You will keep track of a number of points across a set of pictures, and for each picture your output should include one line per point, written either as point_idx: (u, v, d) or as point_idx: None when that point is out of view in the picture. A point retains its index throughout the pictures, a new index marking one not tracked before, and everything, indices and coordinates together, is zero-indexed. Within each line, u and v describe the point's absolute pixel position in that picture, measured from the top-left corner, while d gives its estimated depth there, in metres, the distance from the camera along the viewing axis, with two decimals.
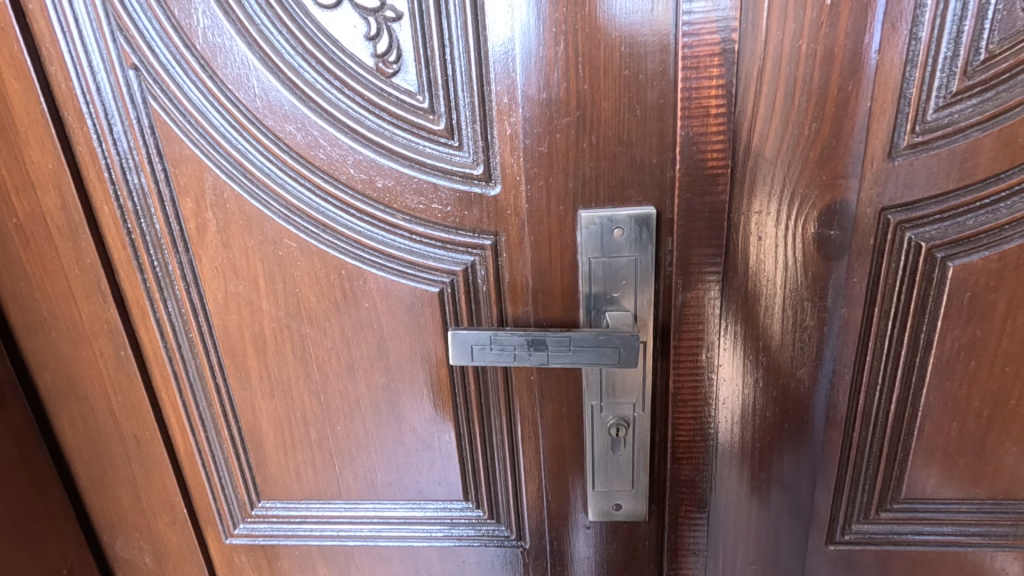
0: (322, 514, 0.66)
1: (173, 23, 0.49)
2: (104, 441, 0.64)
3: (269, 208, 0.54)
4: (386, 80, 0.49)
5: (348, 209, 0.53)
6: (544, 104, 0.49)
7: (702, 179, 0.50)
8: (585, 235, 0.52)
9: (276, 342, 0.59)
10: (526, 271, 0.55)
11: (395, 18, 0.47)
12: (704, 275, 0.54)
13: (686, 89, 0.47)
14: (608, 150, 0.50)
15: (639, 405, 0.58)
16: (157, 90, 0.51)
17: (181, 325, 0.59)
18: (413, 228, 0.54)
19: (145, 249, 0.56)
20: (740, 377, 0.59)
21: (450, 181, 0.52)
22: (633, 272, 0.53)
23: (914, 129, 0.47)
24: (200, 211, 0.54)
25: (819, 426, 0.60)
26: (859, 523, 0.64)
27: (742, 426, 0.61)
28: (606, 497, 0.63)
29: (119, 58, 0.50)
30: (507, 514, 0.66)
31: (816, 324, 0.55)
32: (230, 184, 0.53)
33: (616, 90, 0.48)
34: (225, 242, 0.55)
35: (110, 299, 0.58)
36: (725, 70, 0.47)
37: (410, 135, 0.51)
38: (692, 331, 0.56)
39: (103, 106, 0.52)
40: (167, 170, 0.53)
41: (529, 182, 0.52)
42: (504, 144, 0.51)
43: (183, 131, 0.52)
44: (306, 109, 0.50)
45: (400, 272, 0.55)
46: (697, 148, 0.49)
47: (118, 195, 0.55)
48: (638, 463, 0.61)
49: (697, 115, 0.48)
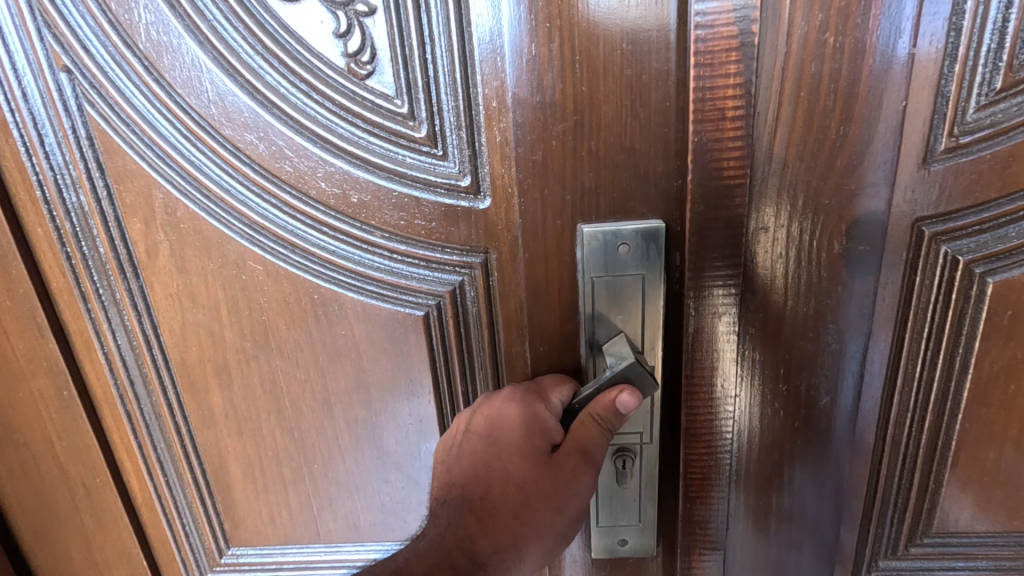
0: (299, 560, 0.59)
1: (112, 19, 0.43)
2: (47, 488, 0.58)
3: (231, 227, 0.48)
4: (360, 83, 0.44)
5: (320, 227, 0.47)
6: (537, 108, 0.44)
7: (719, 190, 0.44)
8: (586, 250, 0.47)
9: (242, 374, 0.52)
10: (521, 291, 0.49)
11: (368, 12, 0.42)
12: (720, 296, 0.48)
13: (699, 88, 0.42)
14: (608, 158, 0.45)
15: (646, 432, 0.54)
16: (94, 96, 0.45)
17: (132, 358, 0.53)
18: (393, 246, 0.48)
19: (88, 275, 0.50)
20: (757, 405, 0.54)
21: (434, 193, 0.46)
22: (639, 293, 0.48)
23: (952, 131, 0.42)
24: (150, 232, 0.48)
25: (846, 458, 0.54)
26: (886, 559, 0.58)
27: (759, 456, 0.56)
28: (610, 532, 0.58)
29: (50, 60, 0.44)
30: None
31: (841, 346, 0.50)
32: (184, 202, 0.47)
33: (613, 92, 0.43)
34: (181, 267, 0.49)
35: (50, 332, 0.52)
36: (743, 66, 0.41)
37: (386, 144, 0.45)
38: (707, 357, 0.51)
39: (31, 115, 0.46)
40: (110, 187, 0.47)
41: (522, 195, 0.46)
42: (494, 153, 0.45)
43: (128, 143, 0.46)
44: (269, 116, 0.45)
45: (379, 295, 0.49)
46: (710, 156, 0.44)
47: (54, 216, 0.49)
48: (645, 496, 0.56)
49: (711, 118, 0.42)
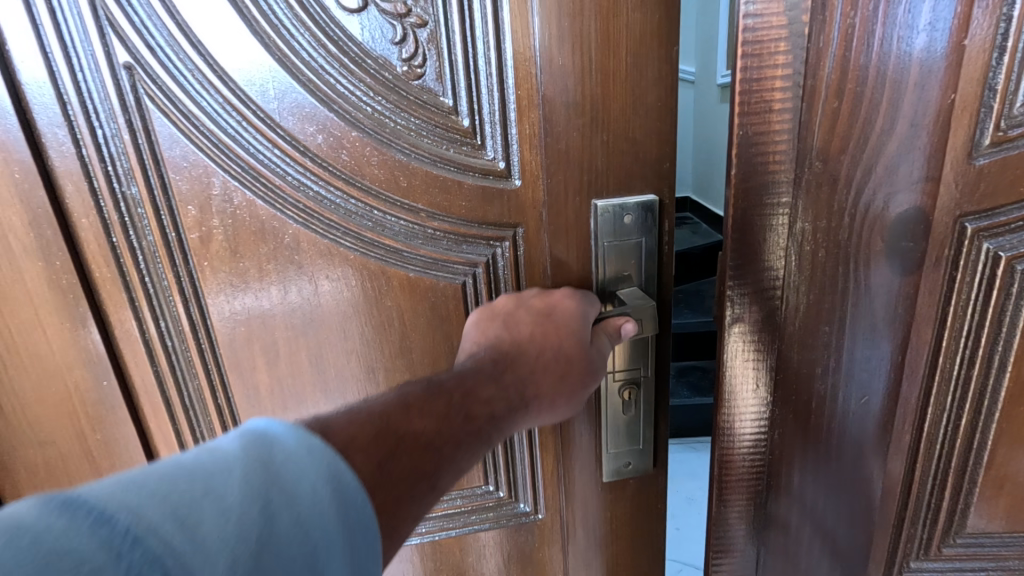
0: None
1: (180, 21, 0.45)
2: (79, 480, 0.59)
3: (284, 211, 0.49)
4: (412, 83, 0.46)
5: (371, 209, 0.49)
6: (563, 104, 0.47)
7: (762, 185, 0.47)
8: (598, 223, 0.50)
9: (289, 353, 0.55)
10: (546, 259, 0.52)
11: (422, 24, 0.44)
12: (762, 284, 0.50)
13: (746, 79, 0.43)
14: (616, 147, 0.48)
15: (644, 364, 0.56)
16: (153, 89, 0.46)
17: (176, 342, 0.55)
18: (436, 224, 0.50)
19: (134, 263, 0.52)
20: (799, 399, 0.54)
21: (474, 178, 0.49)
22: (641, 258, 0.52)
23: (998, 124, 0.42)
24: (205, 219, 0.50)
25: (884, 458, 0.53)
26: (918, 559, 0.58)
27: (795, 448, 0.56)
28: (615, 456, 0.60)
29: (109, 55, 0.46)
30: (524, 490, 0.62)
31: (881, 343, 0.50)
32: (242, 190, 0.49)
33: (628, 90, 0.47)
34: (234, 251, 0.51)
35: (91, 324, 0.53)
36: (791, 56, 0.42)
37: (430, 136, 0.47)
38: (748, 344, 0.53)
39: (86, 108, 0.47)
40: (165, 178, 0.49)
41: (549, 176, 0.49)
42: (523, 142, 0.48)
43: (187, 134, 0.48)
44: (329, 111, 0.47)
45: (423, 269, 0.51)
46: (755, 146, 0.45)
47: (103, 206, 0.50)
48: (645, 423, 0.59)
49: (757, 111, 0.44)
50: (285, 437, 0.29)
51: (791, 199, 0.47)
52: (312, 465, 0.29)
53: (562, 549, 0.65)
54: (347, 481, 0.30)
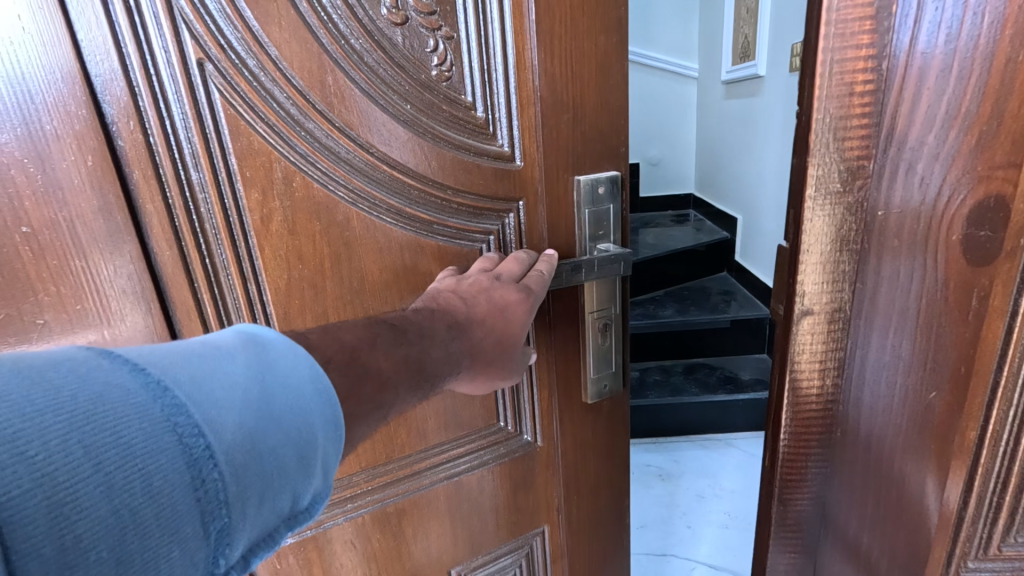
0: (377, 478, 0.76)
1: (254, 28, 0.55)
2: None
3: (337, 191, 0.62)
4: (443, 84, 0.64)
5: (410, 188, 0.65)
6: (553, 101, 0.67)
7: (842, 173, 0.46)
8: (581, 193, 0.72)
9: (338, 315, 0.66)
10: (541, 221, 0.72)
11: (449, 37, 0.62)
12: (833, 274, 0.50)
13: (830, 60, 0.43)
14: (590, 135, 0.71)
15: (613, 303, 0.80)
16: (224, 84, 0.55)
17: (231, 314, 0.63)
18: (461, 199, 0.67)
19: (195, 244, 0.59)
20: (868, 393, 0.54)
21: (487, 160, 0.67)
22: (611, 218, 0.75)
23: None
24: (267, 202, 0.60)
25: (954, 462, 0.51)
26: (976, 559, 0.57)
27: (853, 442, 0.56)
28: (598, 376, 0.83)
29: (184, 53, 0.53)
30: (526, 425, 0.83)
31: (954, 338, 0.48)
32: (301, 172, 0.60)
33: (601, 95, 0.70)
34: (291, 230, 0.61)
35: (155, 307, 0.59)
36: (877, 39, 0.42)
37: (455, 131, 0.65)
38: (818, 334, 0.53)
39: (156, 99, 0.53)
40: (232, 165, 0.58)
41: (545, 156, 0.69)
42: (525, 133, 0.68)
43: (252, 122, 0.57)
44: (377, 106, 0.61)
45: (450, 238, 0.69)
46: (838, 132, 0.45)
47: (168, 191, 0.56)
48: (616, 349, 0.83)
49: (839, 93, 0.44)
50: (272, 340, 0.41)
51: (869, 186, 0.47)
52: (299, 362, 0.41)
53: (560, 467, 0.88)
54: (325, 383, 0.41)
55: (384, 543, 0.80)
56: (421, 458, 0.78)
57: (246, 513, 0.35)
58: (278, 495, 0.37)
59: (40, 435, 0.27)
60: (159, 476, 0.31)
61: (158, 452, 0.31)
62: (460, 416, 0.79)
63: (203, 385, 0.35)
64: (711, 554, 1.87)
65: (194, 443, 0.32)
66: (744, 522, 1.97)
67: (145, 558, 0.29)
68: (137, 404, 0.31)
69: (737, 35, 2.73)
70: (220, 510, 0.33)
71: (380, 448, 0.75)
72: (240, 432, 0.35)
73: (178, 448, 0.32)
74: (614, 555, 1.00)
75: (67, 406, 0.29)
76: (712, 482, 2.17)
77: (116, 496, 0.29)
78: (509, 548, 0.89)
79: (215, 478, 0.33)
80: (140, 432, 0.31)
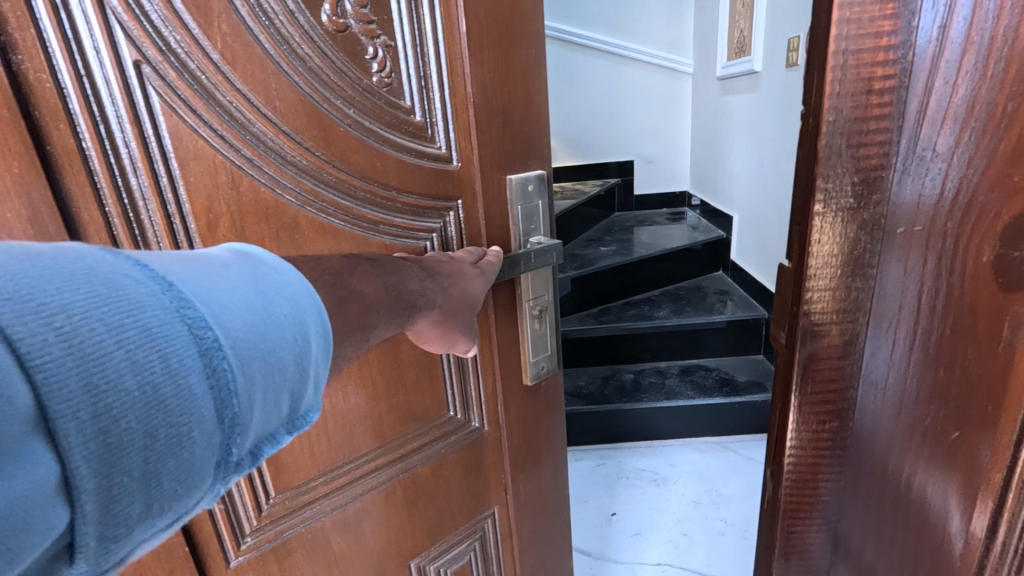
0: (335, 479, 0.73)
1: (194, 31, 0.52)
2: None
3: (287, 195, 0.60)
4: (383, 89, 0.64)
5: (354, 188, 0.64)
6: (484, 104, 0.70)
7: (854, 184, 0.42)
8: (514, 189, 0.76)
9: None
10: (479, 219, 0.75)
11: (387, 45, 0.63)
12: (845, 298, 0.45)
13: (842, 52, 0.38)
14: (517, 134, 0.75)
15: (546, 290, 0.85)
16: (163, 87, 0.52)
17: None
18: (404, 198, 0.68)
19: (135, 245, 0.55)
20: (883, 433, 0.48)
21: (423, 160, 0.68)
22: (540, 212, 0.80)
23: None
24: (213, 206, 0.57)
25: (988, 515, 0.43)
26: None
27: (864, 482, 0.50)
28: (537, 359, 0.87)
29: (120, 55, 0.50)
30: (473, 411, 0.83)
31: (988, 378, 0.40)
32: (249, 176, 0.58)
33: (526, 101, 0.75)
34: (240, 235, 0.59)
35: None
36: (900, 27, 0.37)
37: (398, 134, 0.66)
38: (827, 363, 0.48)
39: (90, 103, 0.50)
40: (174, 171, 0.55)
41: (479, 155, 0.72)
42: (462, 136, 0.70)
43: (195, 126, 0.54)
44: (322, 111, 0.60)
45: (396, 237, 0.69)
46: (852, 134, 0.40)
47: (104, 198, 0.52)
48: (551, 333, 0.88)
49: (855, 89, 0.39)
50: (263, 257, 0.42)
51: (887, 204, 0.42)
52: (289, 276, 0.43)
53: (505, 450, 0.88)
54: (316, 296, 0.44)
55: (344, 545, 0.76)
56: (375, 457, 0.75)
57: (256, 403, 0.37)
58: (280, 393, 0.39)
59: (57, 309, 0.28)
60: (175, 357, 0.32)
61: (174, 337, 0.32)
62: (413, 409, 0.77)
63: (206, 284, 0.36)
64: (705, 562, 1.81)
65: (204, 333, 0.34)
66: (741, 528, 1.91)
67: (169, 433, 0.32)
68: (148, 290, 0.33)
69: (733, 30, 2.66)
70: (233, 398, 0.35)
71: (338, 450, 0.72)
72: (248, 327, 0.37)
73: (189, 335, 0.33)
74: (556, 533, 1.04)
75: (81, 283, 0.30)
76: (709, 487, 2.11)
77: (138, 370, 0.30)
78: (463, 535, 0.89)
79: (224, 367, 0.35)
80: (154, 316, 0.32)
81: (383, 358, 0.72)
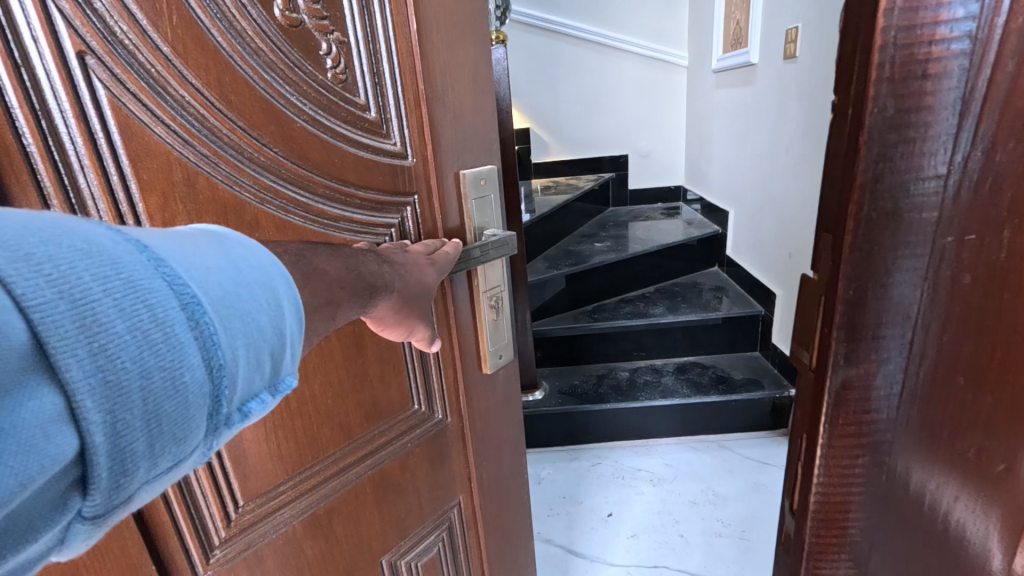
0: (304, 482, 0.67)
1: (142, 21, 0.46)
2: None
3: (245, 192, 0.55)
4: (337, 87, 0.60)
5: (308, 182, 0.59)
6: (437, 99, 0.67)
7: (899, 186, 0.38)
8: (468, 183, 0.72)
9: None
10: (436, 216, 0.71)
11: (340, 41, 0.59)
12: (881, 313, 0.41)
13: (895, 30, 0.34)
14: (468, 129, 0.72)
15: (501, 280, 0.81)
16: (111, 79, 0.46)
17: None
18: (362, 194, 0.63)
19: None
20: (920, 462, 0.43)
21: (377, 156, 0.64)
22: (493, 205, 0.76)
23: None
24: (170, 204, 0.51)
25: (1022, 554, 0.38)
26: None
27: (900, 515, 0.45)
28: (494, 351, 0.83)
29: (61, 41, 0.43)
30: (437, 403, 0.79)
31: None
32: (206, 172, 0.52)
33: (476, 97, 0.72)
34: None
35: None
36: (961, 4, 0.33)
37: (355, 131, 0.62)
38: (861, 386, 0.43)
39: (28, 94, 0.43)
40: (125, 166, 0.48)
41: (434, 151, 0.68)
42: (418, 131, 0.66)
43: (145, 122, 0.48)
44: (278, 105, 0.55)
45: (356, 233, 0.64)
46: (899, 127, 0.36)
47: (49, 197, 0.45)
48: (507, 324, 0.85)
49: (903, 75, 0.35)
50: (230, 235, 0.38)
51: (932, 212, 0.38)
52: (254, 250, 0.39)
53: (466, 444, 0.85)
54: (279, 263, 0.40)
55: (316, 549, 0.70)
56: (342, 456, 0.70)
57: (240, 362, 0.34)
58: (261, 353, 0.36)
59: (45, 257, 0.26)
60: (161, 307, 0.30)
61: (158, 288, 0.30)
62: (379, 404, 0.72)
63: (177, 248, 0.34)
64: (703, 563, 1.77)
65: (182, 289, 0.31)
66: (739, 527, 1.88)
67: (165, 379, 0.29)
68: (126, 246, 0.30)
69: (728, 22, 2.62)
70: (218, 352, 0.32)
71: (306, 448, 0.67)
72: (224, 286, 0.34)
73: (170, 289, 0.31)
74: (519, 527, 1.01)
75: (63, 233, 0.28)
76: (705, 486, 2.08)
77: (127, 318, 0.28)
78: (430, 526, 0.84)
79: (206, 321, 0.32)
80: (137, 270, 0.30)
81: (347, 352, 0.66)
